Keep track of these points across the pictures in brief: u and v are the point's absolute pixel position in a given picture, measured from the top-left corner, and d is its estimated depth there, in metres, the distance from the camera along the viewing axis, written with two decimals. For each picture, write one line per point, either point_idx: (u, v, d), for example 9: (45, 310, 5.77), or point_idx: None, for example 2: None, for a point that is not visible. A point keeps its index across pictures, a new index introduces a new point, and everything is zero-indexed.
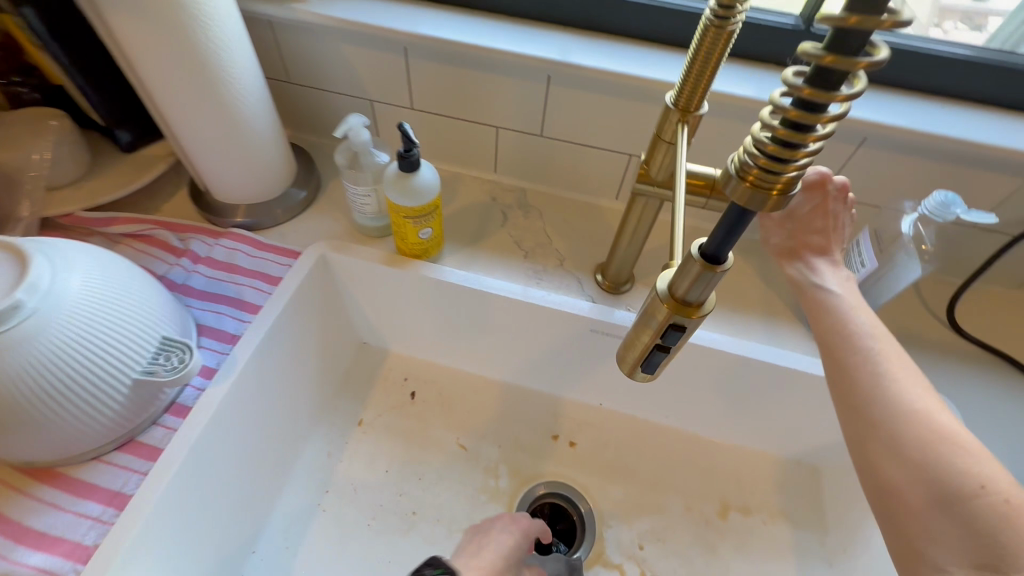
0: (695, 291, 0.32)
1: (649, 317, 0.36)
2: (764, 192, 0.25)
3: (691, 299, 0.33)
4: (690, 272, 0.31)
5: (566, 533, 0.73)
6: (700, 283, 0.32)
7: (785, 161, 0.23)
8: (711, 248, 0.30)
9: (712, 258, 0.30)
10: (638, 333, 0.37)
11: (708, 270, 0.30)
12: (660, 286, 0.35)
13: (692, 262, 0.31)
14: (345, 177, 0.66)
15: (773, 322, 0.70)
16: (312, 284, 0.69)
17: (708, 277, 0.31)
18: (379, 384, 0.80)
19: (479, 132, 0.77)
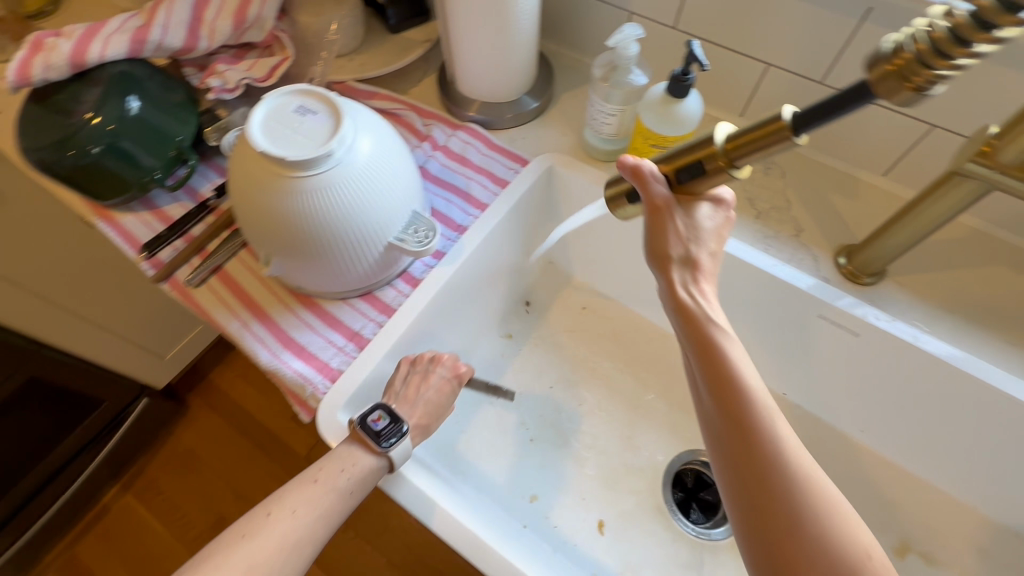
0: (750, 150, 0.35)
1: (698, 151, 0.39)
2: (908, 69, 0.27)
3: (745, 159, 0.36)
4: (763, 129, 0.34)
5: (709, 505, 0.70)
6: (763, 147, 0.35)
7: (942, 54, 0.27)
8: (799, 117, 0.33)
9: (797, 127, 0.33)
10: (669, 165, 0.42)
11: (787, 132, 0.33)
12: (722, 128, 0.37)
13: (775, 122, 0.34)
14: (595, 90, 0.64)
15: None
16: (536, 192, 0.70)
17: (777, 142, 0.34)
18: (557, 305, 0.81)
19: (741, 66, 0.68)
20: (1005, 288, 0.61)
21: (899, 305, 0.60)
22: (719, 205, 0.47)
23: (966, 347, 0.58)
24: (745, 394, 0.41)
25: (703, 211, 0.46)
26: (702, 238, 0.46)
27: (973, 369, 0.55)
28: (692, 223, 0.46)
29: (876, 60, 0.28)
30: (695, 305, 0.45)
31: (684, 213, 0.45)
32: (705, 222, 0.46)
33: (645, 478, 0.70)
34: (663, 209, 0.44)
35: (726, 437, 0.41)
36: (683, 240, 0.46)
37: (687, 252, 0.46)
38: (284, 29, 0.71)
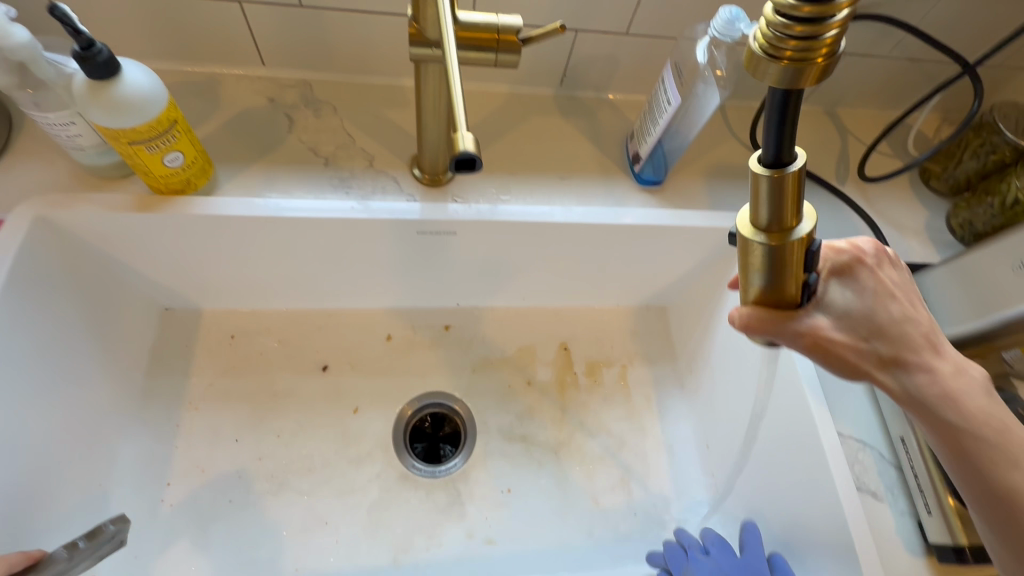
0: (778, 211, 0.30)
1: (749, 264, 0.34)
2: (812, 58, 0.24)
3: (769, 218, 0.31)
4: (758, 188, 0.30)
5: (453, 436, 0.71)
6: (778, 195, 0.29)
7: (826, 21, 0.23)
8: (778, 160, 0.28)
9: (777, 163, 0.28)
10: (754, 286, 0.36)
11: (774, 173, 0.28)
12: (739, 224, 0.34)
13: (762, 180, 0.29)
14: (22, 103, 0.47)
15: (603, 180, 0.68)
16: (42, 254, 0.52)
17: (786, 186, 0.29)
18: (199, 352, 0.68)
19: (216, 13, 0.59)
20: (545, 135, 0.70)
21: (479, 188, 0.64)
22: (855, 282, 0.43)
23: (538, 198, 0.65)
24: (967, 432, 0.40)
25: (843, 294, 0.42)
26: (874, 294, 0.42)
27: (546, 217, 0.62)
28: (839, 316, 0.41)
29: (760, 69, 0.25)
30: (881, 375, 0.41)
31: (826, 321, 0.41)
32: (852, 304, 0.42)
33: (380, 457, 0.67)
34: (815, 339, 0.40)
35: (964, 475, 0.40)
36: (865, 344, 0.41)
37: (865, 346, 0.41)
38: None
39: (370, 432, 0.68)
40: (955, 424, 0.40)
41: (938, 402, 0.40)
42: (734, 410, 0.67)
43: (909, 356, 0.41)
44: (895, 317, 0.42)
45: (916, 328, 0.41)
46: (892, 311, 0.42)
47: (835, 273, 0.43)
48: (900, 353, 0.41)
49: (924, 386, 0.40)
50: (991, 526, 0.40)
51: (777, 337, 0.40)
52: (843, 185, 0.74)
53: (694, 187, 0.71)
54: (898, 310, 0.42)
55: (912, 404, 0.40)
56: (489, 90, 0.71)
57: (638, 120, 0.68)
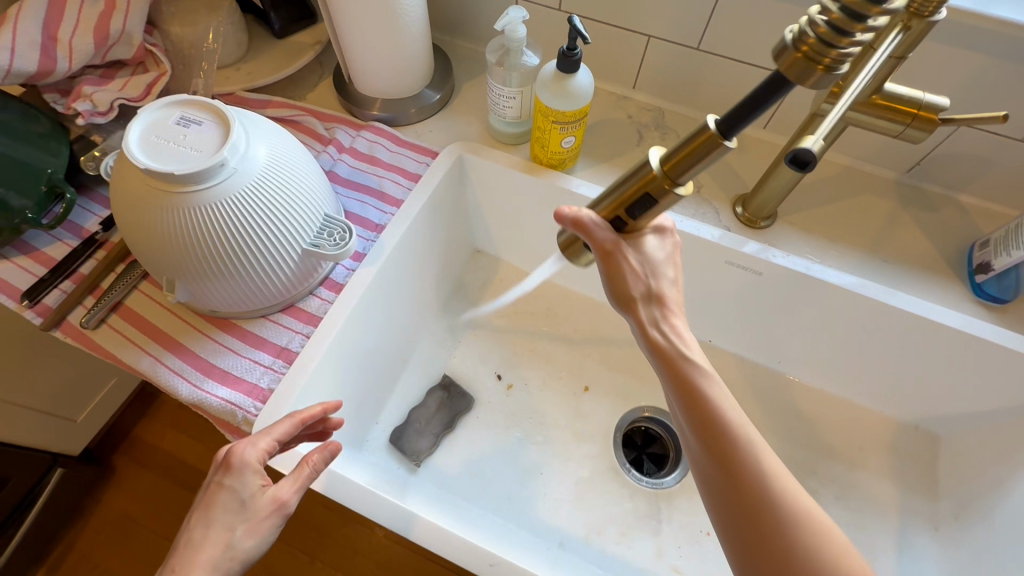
0: (689, 167, 0.33)
1: (642, 192, 0.37)
2: (824, 58, 0.26)
3: (681, 177, 0.34)
4: (694, 144, 0.32)
5: (658, 457, 0.74)
6: (699, 158, 0.32)
7: (842, 34, 0.26)
8: (726, 123, 0.30)
9: (726, 134, 0.31)
10: (618, 199, 0.39)
11: (720, 143, 0.31)
12: (652, 161, 0.35)
13: (697, 135, 0.32)
14: (491, 75, 0.65)
15: (928, 278, 0.64)
16: (449, 182, 0.70)
17: (708, 152, 0.32)
18: (489, 293, 0.82)
19: (624, 41, 0.72)
20: (873, 215, 0.69)
21: (793, 242, 0.66)
22: (664, 237, 0.46)
23: (849, 270, 0.64)
24: (704, 396, 0.43)
25: (654, 244, 0.46)
26: (655, 270, 0.46)
27: (860, 290, 0.61)
28: (642, 257, 0.45)
29: (784, 53, 0.27)
30: (643, 313, 0.46)
31: (631, 249, 0.44)
32: (655, 255, 0.46)
33: (598, 442, 0.72)
34: (613, 252, 0.42)
35: (696, 427, 0.43)
36: (643, 279, 0.45)
37: (643, 284, 0.45)
38: (156, 43, 0.66)
39: (597, 416, 0.74)
40: (688, 381, 0.44)
41: (680, 359, 0.44)
42: None
43: (647, 320, 0.46)
44: (670, 277, 0.47)
45: (671, 288, 0.47)
46: (669, 272, 0.47)
47: (654, 228, 0.46)
48: (662, 299, 0.46)
49: (677, 338, 0.45)
50: (718, 501, 0.42)
51: (590, 241, 0.42)
52: None
53: None
54: (671, 272, 0.47)
55: (660, 356, 0.45)
56: (826, 157, 0.73)
57: (999, 230, 0.62)
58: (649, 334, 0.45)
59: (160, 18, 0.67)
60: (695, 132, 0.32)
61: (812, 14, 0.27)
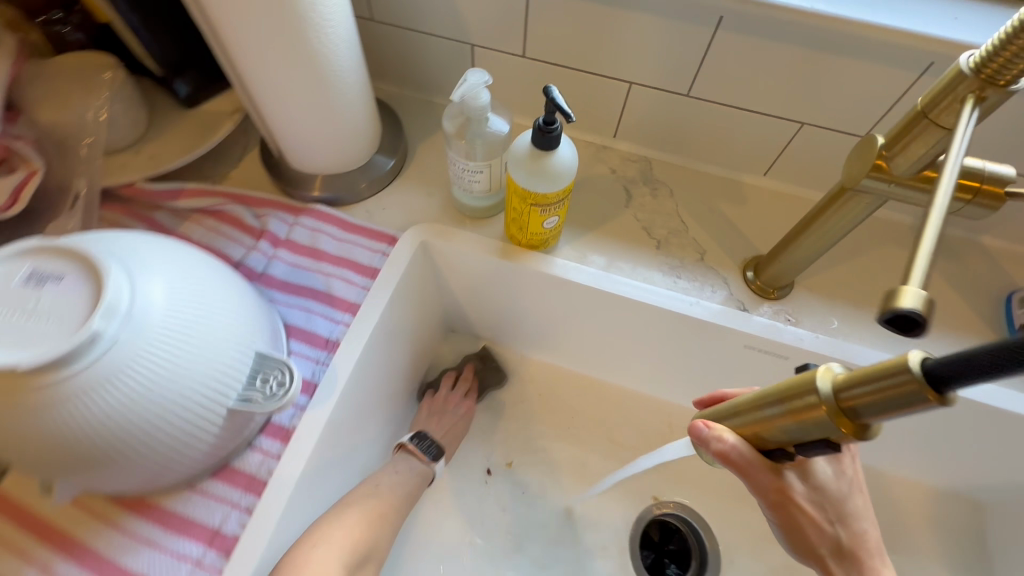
0: (876, 404, 0.27)
1: (796, 412, 0.32)
2: None
3: (860, 409, 0.29)
4: (890, 389, 0.26)
5: (679, 554, 0.64)
6: (896, 403, 0.26)
7: None
8: (943, 374, 0.24)
9: (938, 386, 0.25)
10: (767, 420, 0.35)
11: (927, 394, 0.25)
12: (822, 379, 0.31)
13: (900, 379, 0.26)
14: (451, 147, 0.54)
15: (965, 342, 0.57)
16: (413, 274, 0.58)
17: (912, 402, 0.26)
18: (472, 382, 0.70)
19: (602, 88, 0.62)
20: (896, 268, 0.61)
21: (815, 312, 0.58)
22: (839, 464, 0.41)
23: (881, 342, 0.57)
24: None
25: (824, 468, 0.40)
26: (842, 506, 0.39)
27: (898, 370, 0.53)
28: (814, 487, 0.39)
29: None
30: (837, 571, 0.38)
31: (804, 486, 0.39)
32: (830, 483, 0.40)
33: (613, 553, 0.63)
34: (781, 499, 0.38)
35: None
36: (828, 527, 0.39)
37: (827, 530, 0.39)
38: (21, 135, 0.52)
39: (609, 521, 0.64)
40: None
41: None
42: None
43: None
44: (858, 509, 0.40)
45: (872, 532, 0.40)
46: (858, 504, 0.40)
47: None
48: (858, 552, 0.38)
49: None
50: None
51: (749, 479, 0.38)
52: None
53: None
54: (861, 503, 0.40)
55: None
56: None
57: None
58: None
59: (25, 102, 0.53)
60: (888, 372, 0.26)
61: None
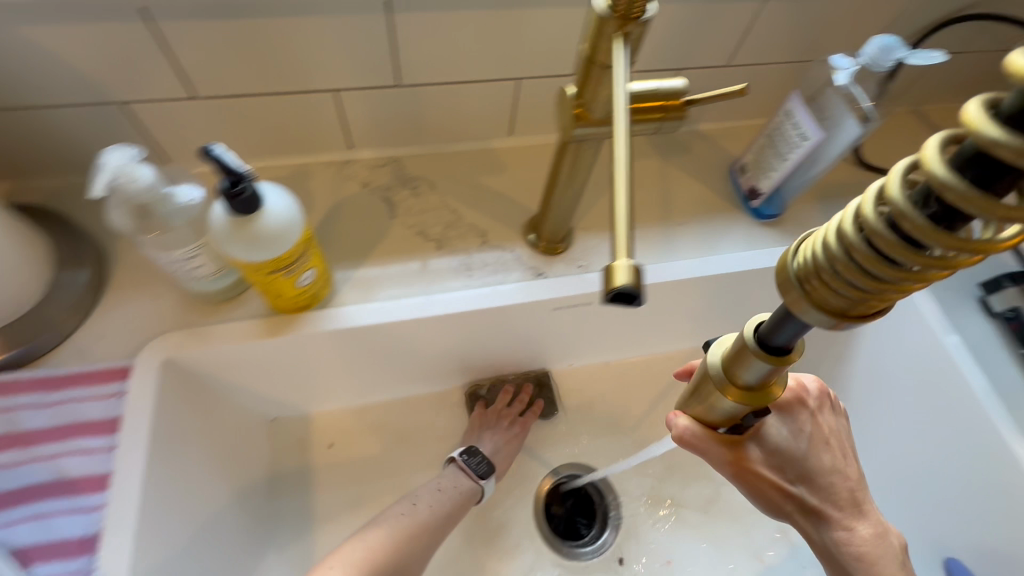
0: (748, 377, 0.30)
1: (705, 400, 0.35)
2: (834, 312, 0.21)
3: (750, 382, 0.30)
4: (744, 362, 0.29)
5: (587, 508, 0.67)
6: (760, 371, 0.29)
7: (853, 293, 0.20)
8: (774, 337, 0.27)
9: (774, 347, 0.28)
10: (699, 410, 0.36)
11: (767, 358, 0.28)
12: (711, 365, 0.32)
13: (748, 354, 0.29)
14: (140, 244, 0.43)
15: (719, 220, 0.65)
16: (173, 400, 0.47)
17: (773, 368, 0.29)
18: (319, 463, 0.63)
19: (308, 105, 0.55)
20: (648, 179, 0.66)
21: (600, 248, 0.60)
22: (794, 421, 0.46)
23: (660, 251, 0.61)
24: (859, 564, 0.43)
25: (779, 431, 0.45)
26: (805, 459, 0.45)
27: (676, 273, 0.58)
28: (774, 452, 0.44)
29: (786, 286, 0.22)
30: (804, 521, 0.45)
31: (761, 451, 0.44)
32: (788, 444, 0.45)
33: (527, 547, 0.62)
34: (741, 467, 0.43)
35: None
36: (790, 484, 0.44)
37: (790, 487, 0.44)
38: None
39: (512, 521, 0.63)
40: (841, 549, 0.44)
41: (851, 555, 0.44)
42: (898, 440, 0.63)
43: (813, 526, 0.44)
44: (825, 466, 0.45)
45: (841, 481, 0.45)
46: (824, 460, 0.45)
47: (780, 408, 0.46)
48: (823, 503, 0.44)
49: (847, 539, 0.44)
50: None
51: (706, 457, 0.41)
52: None
53: (811, 211, 0.67)
54: (829, 460, 0.45)
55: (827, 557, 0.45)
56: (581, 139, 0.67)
57: (749, 152, 0.64)
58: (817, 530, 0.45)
59: None
60: (741, 348, 0.29)
61: (818, 246, 0.21)
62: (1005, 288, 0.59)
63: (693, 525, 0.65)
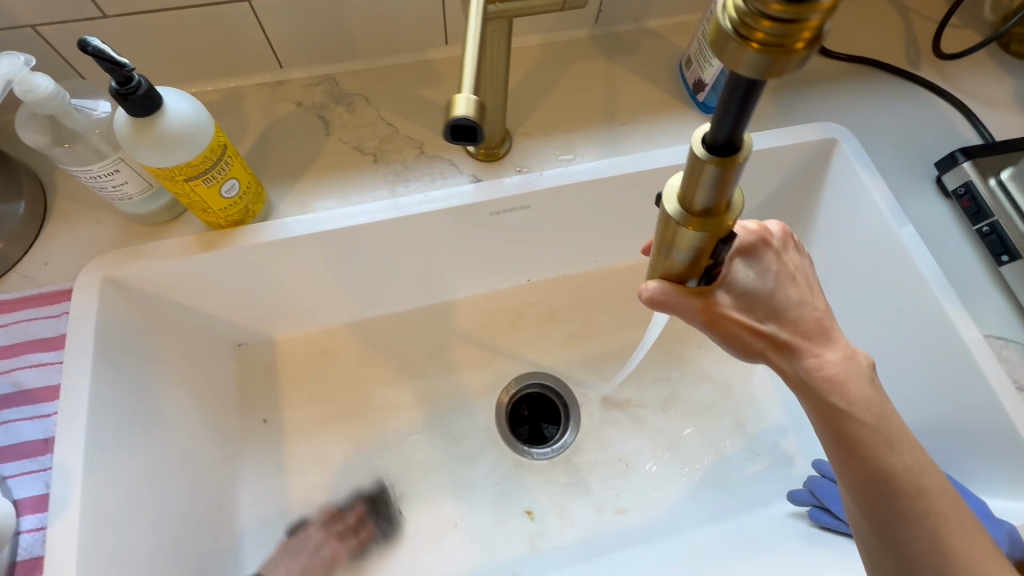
0: (709, 194, 0.30)
1: (672, 241, 0.35)
2: (783, 55, 0.21)
3: (705, 202, 0.31)
4: (700, 177, 0.29)
5: (551, 414, 0.69)
6: (714, 183, 0.29)
7: (791, 24, 0.20)
8: (723, 136, 0.27)
9: (727, 150, 0.27)
10: (668, 257, 0.37)
11: (724, 162, 0.28)
12: (669, 202, 0.33)
13: (704, 166, 0.28)
14: (61, 160, 0.43)
15: (667, 118, 0.62)
16: (117, 320, 0.50)
17: (729, 174, 0.28)
18: (287, 382, 0.66)
19: (225, 20, 0.54)
20: (592, 80, 0.64)
21: (540, 152, 0.59)
22: (759, 262, 0.44)
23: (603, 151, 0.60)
24: (832, 390, 0.41)
25: (745, 273, 0.43)
26: (771, 295, 0.43)
27: (617, 169, 0.57)
28: (742, 295, 0.43)
29: (722, 45, 0.22)
30: (778, 360, 0.43)
31: (730, 296, 0.43)
32: (753, 284, 0.43)
33: (489, 450, 0.65)
34: (712, 316, 0.42)
35: (829, 437, 0.42)
36: (761, 323, 0.43)
37: (761, 326, 0.43)
38: None
39: (474, 426, 0.66)
40: (817, 378, 0.42)
41: (826, 381, 0.42)
42: (846, 332, 0.62)
43: (787, 360, 0.42)
44: (793, 300, 0.43)
45: (810, 313, 0.43)
46: (790, 295, 0.43)
47: (742, 252, 0.44)
48: (795, 336, 0.43)
49: (820, 368, 0.42)
50: (857, 500, 0.42)
51: (676, 312, 0.41)
52: (920, 71, 0.68)
53: (763, 104, 0.65)
54: (797, 294, 0.44)
55: (800, 387, 0.42)
56: (521, 45, 0.65)
57: (694, 42, 0.61)
58: (792, 364, 0.42)
59: None
60: (695, 164, 0.29)
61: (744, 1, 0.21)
62: (959, 164, 0.57)
63: (650, 423, 0.67)
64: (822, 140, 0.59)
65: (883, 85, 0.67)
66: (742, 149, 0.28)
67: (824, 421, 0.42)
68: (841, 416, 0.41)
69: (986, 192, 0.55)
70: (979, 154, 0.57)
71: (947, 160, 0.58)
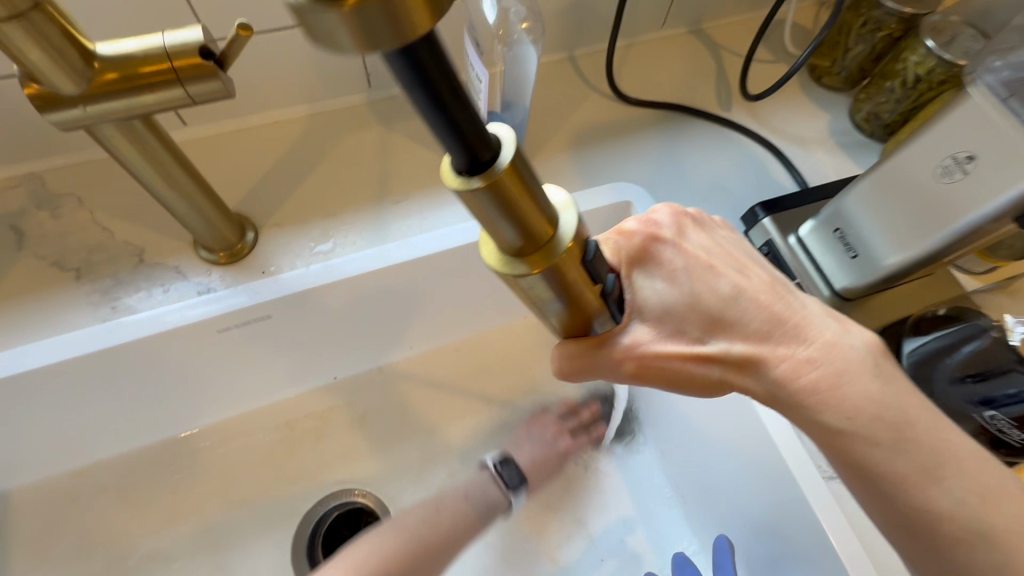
0: (518, 222, 0.20)
1: (529, 298, 0.25)
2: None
3: (519, 236, 0.21)
4: (486, 213, 0.19)
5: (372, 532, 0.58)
6: (506, 209, 0.19)
7: None
8: (462, 155, 0.17)
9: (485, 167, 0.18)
10: (542, 313, 0.27)
11: (493, 184, 0.18)
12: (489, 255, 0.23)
13: (478, 201, 0.19)
14: None
15: (448, 189, 0.55)
16: None
17: (517, 191, 0.19)
18: (20, 546, 0.53)
19: None
20: (364, 152, 0.56)
21: (291, 247, 0.50)
22: (660, 266, 0.34)
23: (371, 236, 0.52)
24: (842, 381, 0.33)
25: (650, 286, 0.34)
26: (698, 289, 0.34)
27: (378, 260, 0.49)
28: (659, 317, 0.34)
29: (321, 40, 0.13)
30: (748, 380, 0.34)
31: (647, 324, 0.33)
32: (666, 297, 0.34)
33: None
34: (638, 358, 0.33)
35: (841, 466, 0.34)
36: (706, 338, 0.34)
37: (704, 341, 0.34)
38: None
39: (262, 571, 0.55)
40: (808, 386, 0.33)
41: (821, 379, 0.33)
42: (674, 411, 0.55)
43: (760, 373, 0.34)
44: (724, 297, 0.34)
45: (753, 300, 0.34)
46: (719, 290, 0.34)
47: (637, 260, 0.34)
48: (757, 335, 0.34)
49: (797, 370, 0.33)
50: (903, 552, 0.34)
51: (596, 371, 0.34)
52: (730, 113, 0.63)
53: (560, 162, 0.58)
54: (725, 285, 0.34)
55: (788, 403, 0.34)
56: (281, 118, 0.57)
57: None
58: (771, 378, 0.34)
59: None
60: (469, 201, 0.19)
61: None
62: (760, 220, 0.52)
63: (477, 535, 0.58)
64: (614, 204, 0.53)
65: (693, 130, 0.62)
66: (502, 150, 0.18)
67: (837, 448, 0.33)
68: (857, 435, 0.32)
69: (788, 251, 0.50)
70: (780, 207, 0.52)
71: (749, 216, 0.53)
